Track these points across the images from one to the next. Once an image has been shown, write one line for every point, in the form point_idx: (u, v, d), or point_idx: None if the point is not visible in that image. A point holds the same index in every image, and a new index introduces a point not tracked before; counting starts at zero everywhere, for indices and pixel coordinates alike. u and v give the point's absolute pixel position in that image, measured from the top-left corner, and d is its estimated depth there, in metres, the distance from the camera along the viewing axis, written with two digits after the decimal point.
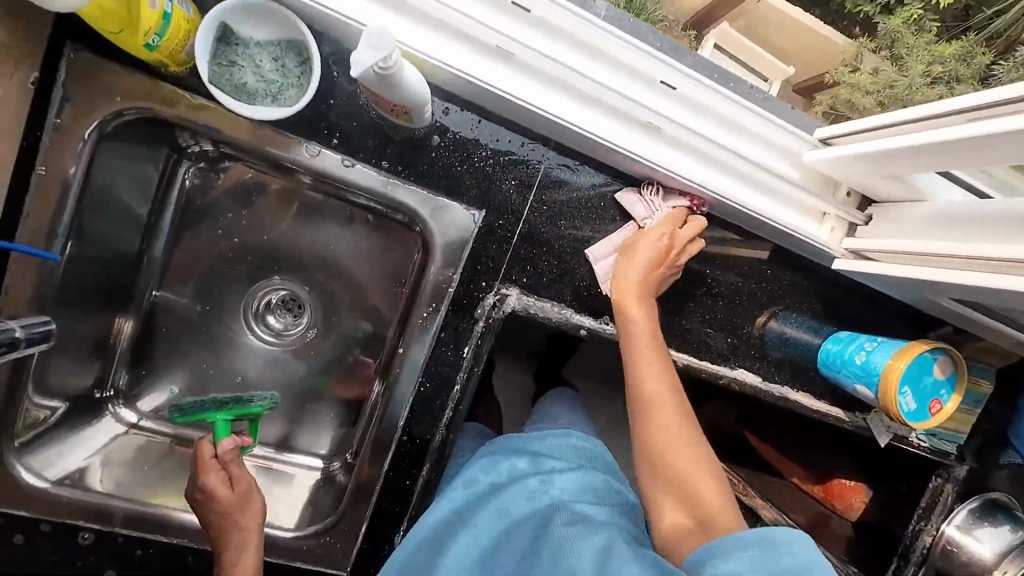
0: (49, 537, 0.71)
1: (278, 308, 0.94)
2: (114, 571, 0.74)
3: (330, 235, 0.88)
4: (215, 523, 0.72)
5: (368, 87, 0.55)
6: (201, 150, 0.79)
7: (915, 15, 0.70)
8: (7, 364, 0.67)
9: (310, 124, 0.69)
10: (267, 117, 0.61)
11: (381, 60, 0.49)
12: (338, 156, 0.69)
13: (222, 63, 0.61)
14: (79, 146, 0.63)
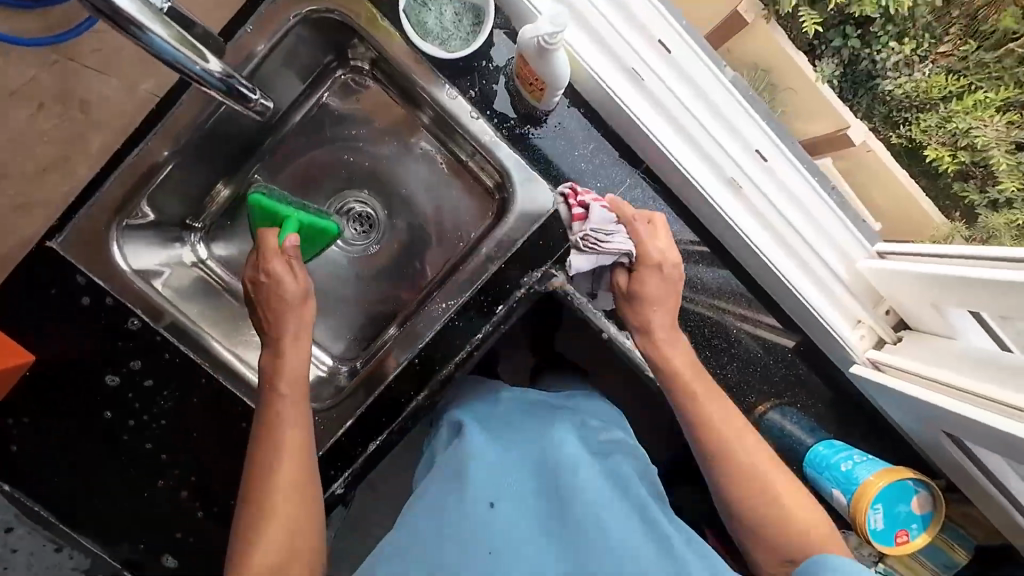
0: (107, 310, 0.82)
1: (351, 218, 1.04)
2: (139, 363, 0.84)
3: (423, 173, 1.01)
4: (272, 322, 0.75)
5: (526, 57, 0.70)
6: (358, 66, 0.94)
7: (1018, 221, 0.74)
8: (147, 159, 0.79)
9: (459, 72, 0.82)
10: (431, 52, 0.76)
11: (550, 34, 0.65)
12: (469, 107, 0.80)
13: (418, 3, 0.78)
14: (282, 21, 0.79)
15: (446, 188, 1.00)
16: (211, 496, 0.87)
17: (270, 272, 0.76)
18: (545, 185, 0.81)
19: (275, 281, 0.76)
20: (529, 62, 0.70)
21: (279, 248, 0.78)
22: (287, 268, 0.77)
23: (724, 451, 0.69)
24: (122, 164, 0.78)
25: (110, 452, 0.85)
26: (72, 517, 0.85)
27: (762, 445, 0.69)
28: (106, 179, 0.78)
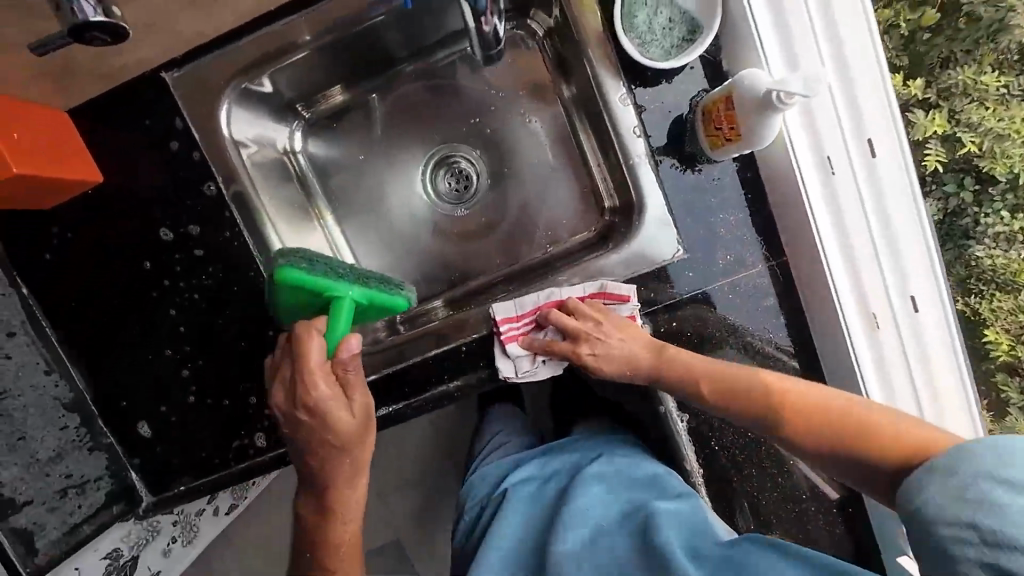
0: (190, 163, 0.77)
1: (453, 173, 1.00)
2: (196, 229, 0.79)
3: (543, 161, 0.95)
4: (321, 422, 0.70)
5: (735, 103, 0.63)
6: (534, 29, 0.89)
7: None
8: (299, 32, 0.76)
9: (641, 77, 0.73)
10: (627, 49, 0.68)
11: (785, 93, 0.58)
12: (635, 123, 0.72)
13: None
14: None
15: (556, 184, 0.94)
16: (209, 386, 0.83)
17: (317, 400, 0.69)
18: (674, 233, 0.73)
19: (320, 406, 0.69)
20: (735, 111, 0.63)
21: (326, 371, 0.69)
22: (334, 389, 0.69)
23: (780, 406, 0.66)
24: (267, 25, 0.75)
25: (134, 300, 0.81)
26: (75, 346, 0.82)
27: (759, 377, 0.69)
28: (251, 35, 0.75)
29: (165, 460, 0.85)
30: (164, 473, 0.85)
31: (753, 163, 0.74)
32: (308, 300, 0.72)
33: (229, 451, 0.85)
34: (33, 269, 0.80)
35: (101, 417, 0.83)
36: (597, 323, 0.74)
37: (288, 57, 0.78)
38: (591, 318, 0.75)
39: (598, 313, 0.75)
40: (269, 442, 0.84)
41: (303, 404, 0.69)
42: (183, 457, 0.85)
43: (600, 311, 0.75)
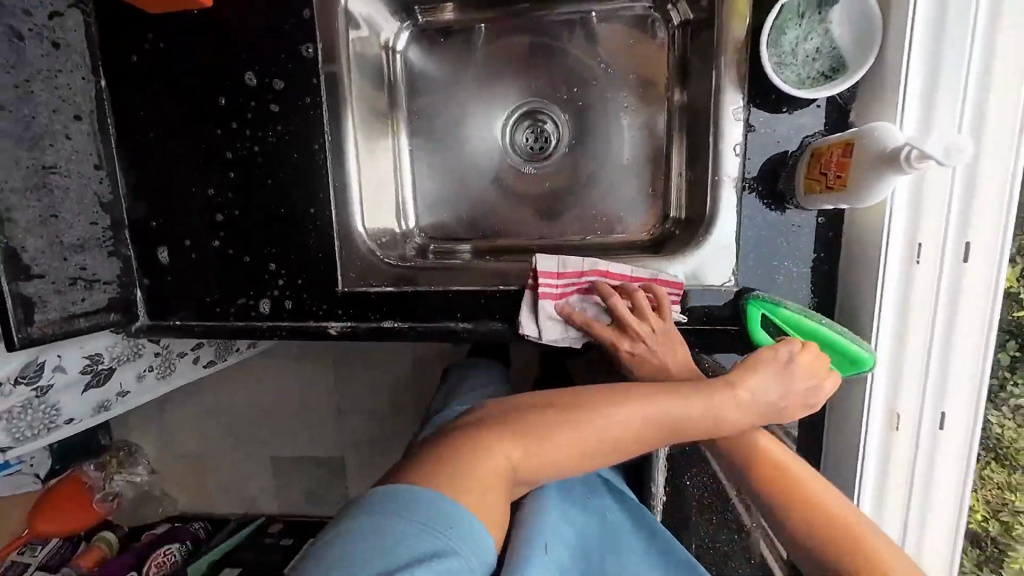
0: (297, 20, 0.76)
1: (535, 129, 0.98)
2: (279, 85, 0.78)
3: (627, 149, 0.94)
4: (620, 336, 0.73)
5: (867, 150, 0.58)
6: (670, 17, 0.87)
7: None
8: None
9: (764, 95, 0.69)
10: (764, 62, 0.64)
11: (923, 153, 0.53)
12: (739, 140, 0.70)
13: (797, 9, 0.65)
14: None
15: (629, 178, 0.94)
16: (237, 240, 0.84)
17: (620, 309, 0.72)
18: (733, 262, 0.73)
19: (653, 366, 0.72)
20: (863, 158, 0.58)
21: (638, 318, 0.71)
22: (653, 338, 0.71)
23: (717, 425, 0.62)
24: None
25: (199, 131, 0.82)
26: (128, 154, 0.84)
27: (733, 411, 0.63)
28: None
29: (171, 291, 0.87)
30: (169, 303, 0.88)
31: (839, 223, 0.70)
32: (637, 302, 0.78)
33: (233, 307, 0.86)
34: (116, 68, 0.81)
35: (131, 230, 0.86)
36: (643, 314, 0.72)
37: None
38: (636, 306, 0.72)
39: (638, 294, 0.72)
40: (272, 312, 0.85)
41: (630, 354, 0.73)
42: (189, 296, 0.87)
43: (648, 296, 0.73)
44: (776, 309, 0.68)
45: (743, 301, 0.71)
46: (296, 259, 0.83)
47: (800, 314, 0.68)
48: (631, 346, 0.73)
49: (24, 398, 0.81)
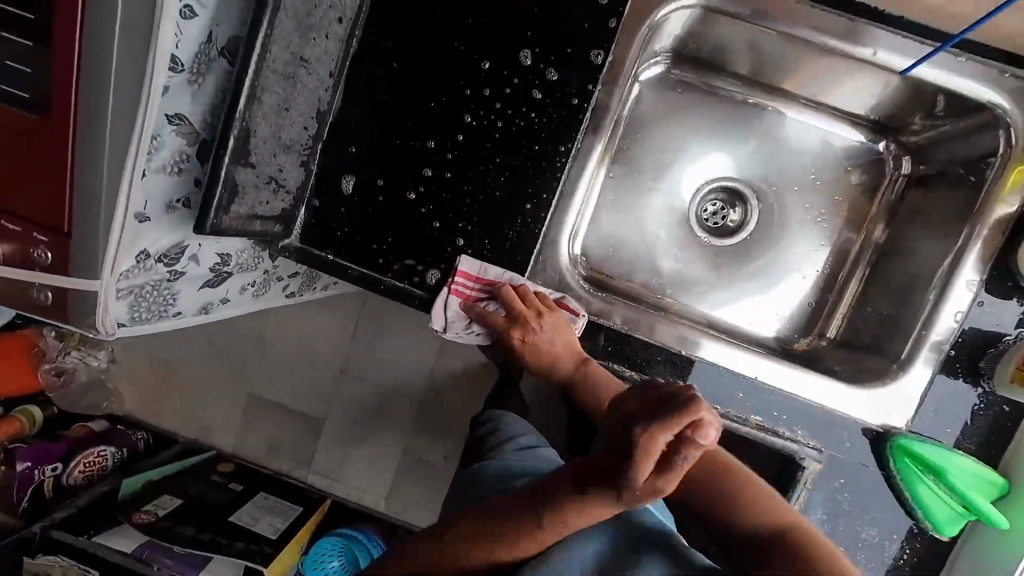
0: (599, 23, 0.74)
1: (722, 206, 0.99)
2: (551, 76, 0.75)
3: (806, 258, 0.95)
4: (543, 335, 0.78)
5: None
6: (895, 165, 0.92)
7: None
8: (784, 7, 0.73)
9: (1001, 277, 0.73)
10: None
11: None
12: (963, 308, 0.74)
13: None
14: None
15: (795, 288, 0.95)
16: (434, 201, 0.79)
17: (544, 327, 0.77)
18: (910, 415, 0.76)
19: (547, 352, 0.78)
20: None
21: (535, 309, 0.78)
22: (552, 329, 0.77)
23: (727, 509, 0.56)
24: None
25: (445, 84, 0.77)
26: (360, 73, 0.78)
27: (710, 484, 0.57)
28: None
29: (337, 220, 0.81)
30: (330, 234, 0.81)
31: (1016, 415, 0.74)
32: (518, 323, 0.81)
33: (397, 264, 0.80)
34: None
35: (326, 146, 0.79)
36: (549, 326, 0.77)
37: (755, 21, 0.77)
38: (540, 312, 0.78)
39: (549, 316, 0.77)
40: (437, 286, 0.80)
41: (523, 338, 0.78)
42: (355, 235, 0.80)
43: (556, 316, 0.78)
44: (920, 445, 0.73)
45: (887, 442, 0.75)
46: (488, 245, 0.79)
47: (941, 448, 0.73)
48: (521, 337, 0.78)
49: (156, 279, 0.70)
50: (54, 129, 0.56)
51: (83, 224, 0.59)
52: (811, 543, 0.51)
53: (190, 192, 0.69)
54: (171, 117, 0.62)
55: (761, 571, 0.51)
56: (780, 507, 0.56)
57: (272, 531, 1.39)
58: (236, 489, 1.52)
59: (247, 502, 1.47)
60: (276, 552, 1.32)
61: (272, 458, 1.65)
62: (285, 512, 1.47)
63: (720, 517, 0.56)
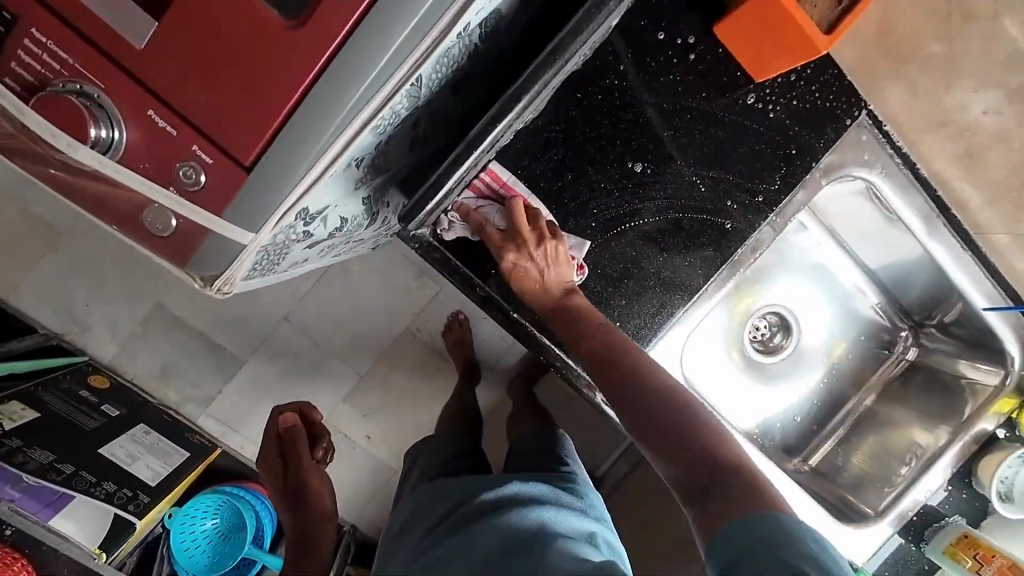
0: (794, 160, 0.79)
1: (769, 325, 1.11)
2: (738, 185, 0.78)
3: (813, 393, 1.11)
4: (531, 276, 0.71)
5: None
6: (903, 346, 1.10)
7: None
8: (922, 214, 0.85)
9: (957, 473, 0.95)
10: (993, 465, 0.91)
11: None
12: (930, 488, 0.95)
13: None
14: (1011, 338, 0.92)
15: (797, 418, 1.09)
16: (588, 251, 0.77)
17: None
18: (863, 558, 0.94)
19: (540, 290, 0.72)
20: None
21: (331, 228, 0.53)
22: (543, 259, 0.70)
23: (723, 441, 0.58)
24: (927, 189, 0.84)
25: (649, 149, 0.76)
26: (570, 93, 0.72)
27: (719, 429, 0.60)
28: (914, 175, 0.83)
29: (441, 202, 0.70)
30: (470, 240, 0.74)
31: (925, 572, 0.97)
32: None
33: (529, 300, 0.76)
34: (639, 25, 0.72)
35: (506, 151, 0.72)
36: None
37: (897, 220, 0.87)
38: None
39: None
40: (557, 335, 0.78)
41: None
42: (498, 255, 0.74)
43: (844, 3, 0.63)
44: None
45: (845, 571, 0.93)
46: (618, 310, 0.79)
47: None
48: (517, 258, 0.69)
49: (291, 237, 0.57)
50: (299, 47, 0.42)
51: (274, 171, 0.45)
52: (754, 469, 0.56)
53: (370, 154, 0.56)
54: (416, 79, 0.51)
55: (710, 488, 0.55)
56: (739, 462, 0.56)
57: (150, 476, 1.09)
58: (109, 413, 1.16)
59: (123, 433, 1.13)
60: (155, 503, 1.04)
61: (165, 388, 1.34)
62: (167, 455, 1.15)
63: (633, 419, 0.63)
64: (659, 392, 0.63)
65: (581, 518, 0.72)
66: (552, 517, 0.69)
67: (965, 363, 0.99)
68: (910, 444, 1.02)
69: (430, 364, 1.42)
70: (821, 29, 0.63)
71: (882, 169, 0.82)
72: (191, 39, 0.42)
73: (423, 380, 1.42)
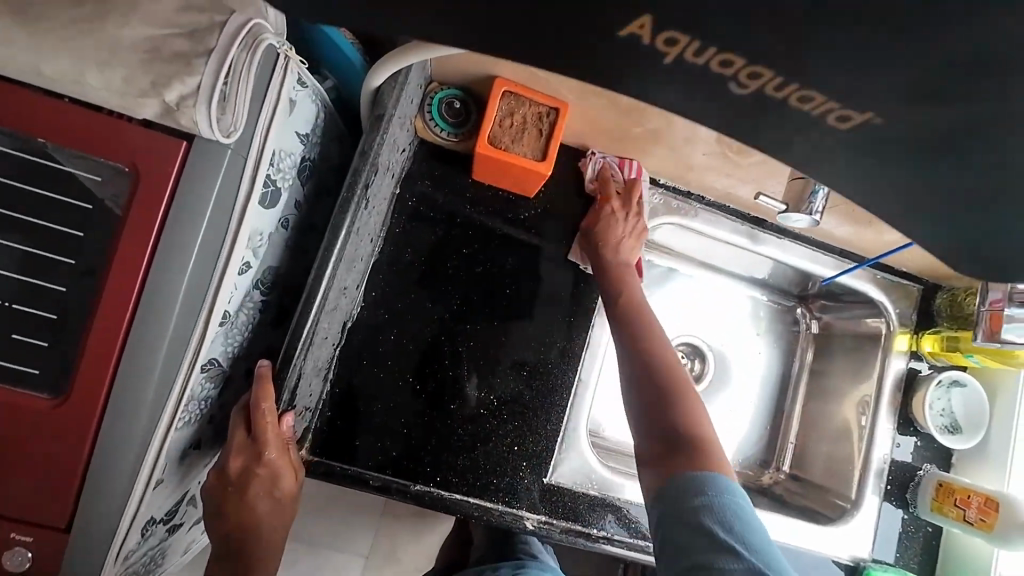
0: (596, 239, 0.88)
1: (683, 355, 1.12)
2: (560, 281, 0.87)
3: (759, 398, 1.11)
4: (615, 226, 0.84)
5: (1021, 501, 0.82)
6: (804, 318, 1.12)
7: None
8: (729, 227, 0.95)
9: (904, 424, 0.96)
10: (920, 405, 0.94)
11: None
12: (889, 447, 0.95)
13: (950, 383, 0.94)
14: (866, 284, 0.99)
15: (750, 428, 1.09)
16: (462, 399, 0.81)
17: (528, 123, 0.73)
18: (867, 548, 0.92)
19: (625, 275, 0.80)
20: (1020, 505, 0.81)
21: (247, 448, 0.54)
22: (631, 220, 0.85)
23: (706, 435, 0.65)
24: (726, 211, 0.95)
25: (472, 289, 0.84)
26: (383, 277, 0.82)
27: (699, 414, 0.67)
28: (701, 201, 0.94)
29: (303, 378, 0.61)
30: (347, 440, 0.78)
31: (939, 533, 0.93)
32: (515, 85, 0.72)
33: (427, 465, 0.79)
34: (410, 201, 0.83)
35: (348, 348, 0.79)
36: (534, 119, 0.73)
37: (719, 239, 0.97)
38: (531, 116, 0.73)
39: (533, 123, 0.73)
40: (467, 486, 0.79)
41: (515, 120, 0.73)
42: (378, 440, 0.78)
43: (541, 126, 0.73)
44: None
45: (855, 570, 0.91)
46: (513, 434, 0.82)
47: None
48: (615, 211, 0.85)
49: (154, 543, 0.59)
50: (70, 420, 0.48)
51: (89, 522, 0.49)
52: (711, 448, 0.64)
53: (201, 434, 0.61)
54: (206, 366, 0.57)
55: (672, 454, 0.64)
56: (711, 452, 0.64)
57: None
58: None
59: None
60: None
61: None
62: None
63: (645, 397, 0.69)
64: (660, 386, 0.69)
65: None
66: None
67: (866, 319, 1.02)
68: (857, 396, 1.00)
69: (421, 514, 1.30)
70: (537, 157, 0.73)
71: (675, 208, 0.93)
72: None
73: (419, 537, 1.29)
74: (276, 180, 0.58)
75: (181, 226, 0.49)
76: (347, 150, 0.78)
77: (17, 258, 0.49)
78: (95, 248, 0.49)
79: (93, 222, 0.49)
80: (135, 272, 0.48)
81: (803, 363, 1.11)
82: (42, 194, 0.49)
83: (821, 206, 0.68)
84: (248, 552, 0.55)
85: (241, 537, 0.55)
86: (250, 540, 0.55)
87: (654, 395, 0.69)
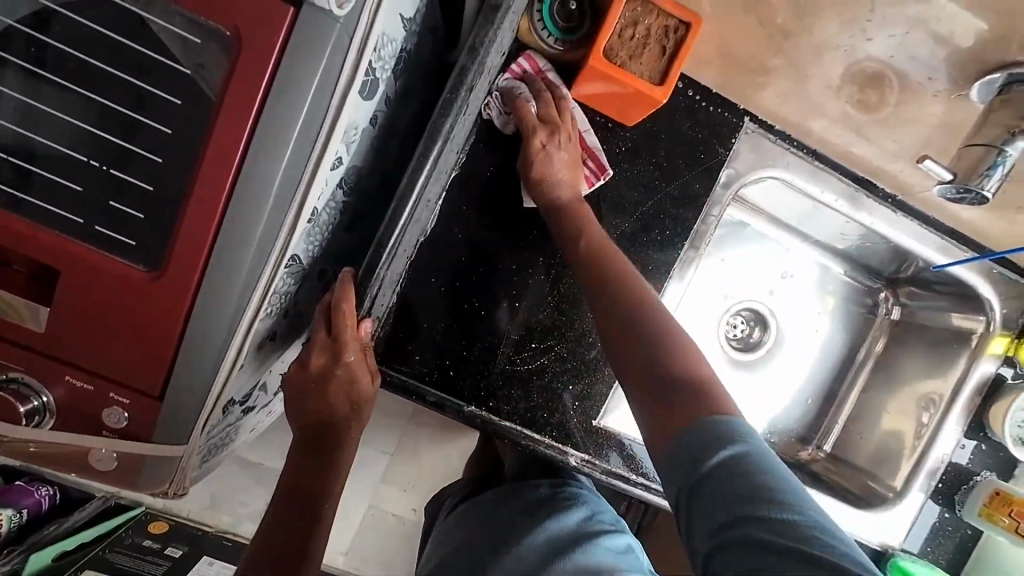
0: (690, 184, 0.81)
1: (745, 320, 1.06)
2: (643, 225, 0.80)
3: (816, 375, 1.06)
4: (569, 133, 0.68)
5: None
6: (886, 303, 1.04)
7: None
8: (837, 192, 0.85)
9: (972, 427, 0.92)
10: (1002, 413, 0.88)
11: None
12: (951, 446, 0.91)
13: None
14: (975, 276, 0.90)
15: (800, 404, 1.05)
16: (525, 332, 0.80)
17: (650, 37, 0.64)
18: (899, 537, 0.91)
19: (546, 179, 0.71)
20: None
21: (327, 349, 0.54)
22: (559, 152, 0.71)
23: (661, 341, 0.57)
24: (836, 169, 0.84)
25: None
26: (460, 192, 0.77)
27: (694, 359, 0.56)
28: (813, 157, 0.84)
29: (382, 288, 0.60)
30: (406, 353, 0.78)
31: (973, 535, 0.92)
32: None
33: (481, 389, 0.79)
34: None
35: (417, 262, 0.77)
36: (658, 33, 0.64)
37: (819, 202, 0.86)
38: (655, 31, 0.64)
39: (655, 39, 0.64)
40: (517, 414, 0.80)
41: (637, 32, 0.64)
42: (437, 358, 0.78)
43: (665, 44, 0.64)
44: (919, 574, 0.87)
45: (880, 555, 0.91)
46: (568, 374, 0.81)
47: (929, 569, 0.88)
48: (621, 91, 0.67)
49: (228, 422, 0.62)
50: (166, 295, 0.47)
51: (179, 395, 0.50)
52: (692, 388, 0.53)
53: (277, 328, 0.61)
54: (290, 261, 0.55)
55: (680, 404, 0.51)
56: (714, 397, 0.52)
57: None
58: (173, 554, 1.00)
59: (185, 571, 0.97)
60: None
61: (218, 518, 1.13)
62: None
63: (701, 434, 0.49)
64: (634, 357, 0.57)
65: (601, 526, 0.77)
66: (612, 563, 0.71)
67: (956, 315, 0.94)
68: (926, 391, 0.95)
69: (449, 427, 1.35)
70: (654, 81, 0.64)
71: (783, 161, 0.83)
72: (74, 313, 0.48)
73: (446, 446, 1.36)
74: (377, 69, 0.53)
75: (284, 108, 0.45)
76: (441, 47, 0.71)
77: (112, 120, 0.46)
78: (195, 121, 0.46)
79: (194, 93, 0.45)
80: (234, 150, 0.45)
81: (872, 349, 1.05)
82: (140, 52, 0.45)
83: (994, 185, 0.70)
84: (323, 445, 0.57)
85: (317, 430, 0.56)
86: (323, 436, 0.56)
87: (630, 344, 0.58)
